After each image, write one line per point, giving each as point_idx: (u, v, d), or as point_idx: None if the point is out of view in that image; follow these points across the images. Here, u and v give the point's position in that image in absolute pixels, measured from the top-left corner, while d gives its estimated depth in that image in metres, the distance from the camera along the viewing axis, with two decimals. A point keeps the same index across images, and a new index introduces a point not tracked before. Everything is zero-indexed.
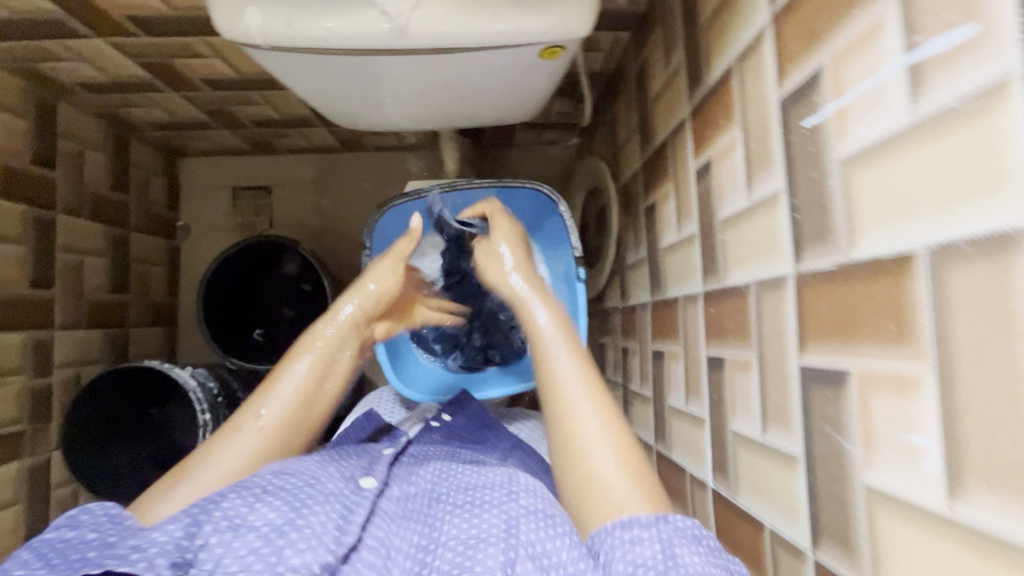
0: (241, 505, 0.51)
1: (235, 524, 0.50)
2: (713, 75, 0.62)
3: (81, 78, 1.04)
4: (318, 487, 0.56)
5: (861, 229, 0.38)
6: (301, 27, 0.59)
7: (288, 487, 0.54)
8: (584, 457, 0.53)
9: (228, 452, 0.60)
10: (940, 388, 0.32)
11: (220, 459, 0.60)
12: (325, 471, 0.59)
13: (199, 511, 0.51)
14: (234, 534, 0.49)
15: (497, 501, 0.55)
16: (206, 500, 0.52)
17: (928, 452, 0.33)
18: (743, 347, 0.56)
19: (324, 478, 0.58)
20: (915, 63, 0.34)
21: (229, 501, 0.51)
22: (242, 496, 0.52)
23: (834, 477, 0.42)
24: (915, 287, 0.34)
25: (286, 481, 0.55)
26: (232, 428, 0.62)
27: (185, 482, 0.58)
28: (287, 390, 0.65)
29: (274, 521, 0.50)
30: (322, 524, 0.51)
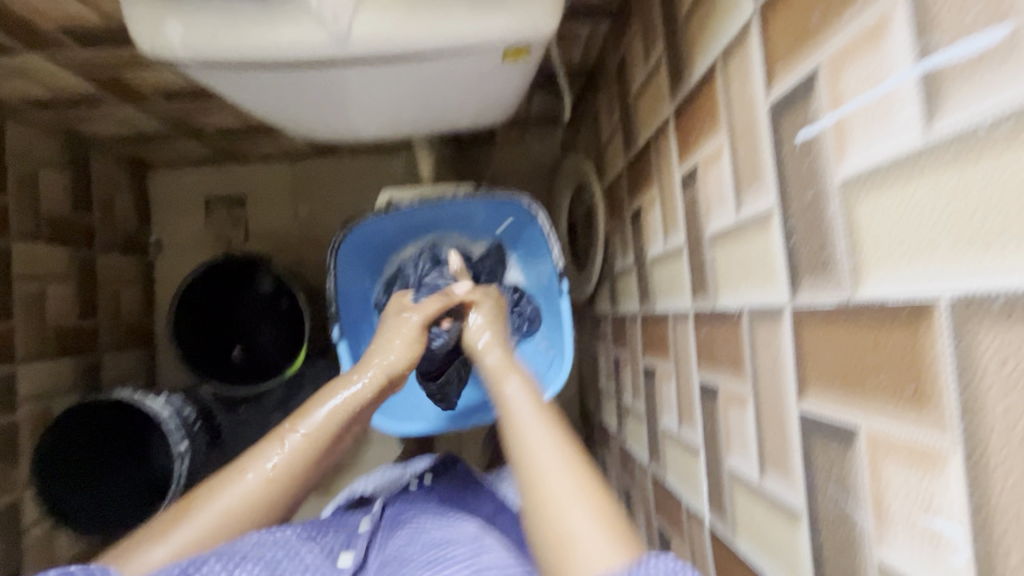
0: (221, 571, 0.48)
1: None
2: (695, 72, 0.56)
3: (25, 95, 0.97)
4: (296, 559, 0.53)
5: (867, 267, 0.33)
6: (230, 40, 0.52)
7: (269, 555, 0.52)
8: (560, 528, 0.46)
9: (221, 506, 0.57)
10: (971, 472, 0.26)
11: (204, 518, 0.56)
12: (303, 549, 0.55)
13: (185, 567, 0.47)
14: None
15: (463, 556, 0.50)
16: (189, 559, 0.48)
17: (954, 543, 0.28)
18: (737, 379, 0.51)
19: (303, 551, 0.55)
20: (928, 74, 0.28)
21: (212, 564, 0.48)
22: (224, 560, 0.49)
23: (843, 546, 0.36)
24: (935, 345, 0.28)
25: (265, 550, 0.52)
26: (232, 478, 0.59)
27: (179, 531, 0.55)
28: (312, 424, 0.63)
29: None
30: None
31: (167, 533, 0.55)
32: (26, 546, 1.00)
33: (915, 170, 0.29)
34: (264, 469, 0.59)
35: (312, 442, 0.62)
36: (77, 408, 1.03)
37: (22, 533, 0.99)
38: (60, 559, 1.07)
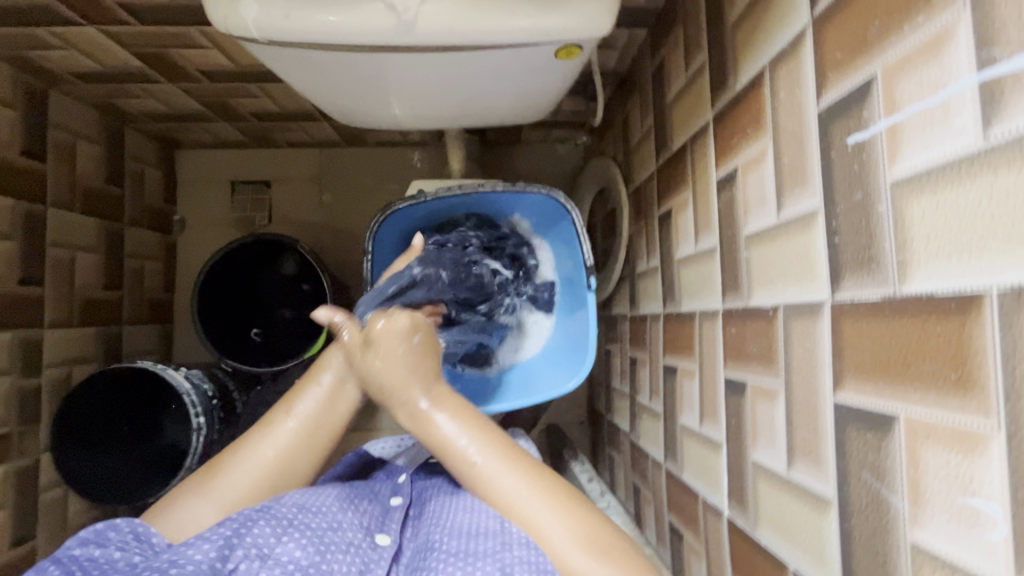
0: (270, 534, 0.51)
1: (264, 553, 0.49)
2: (741, 79, 0.58)
3: (73, 67, 0.99)
4: (338, 532, 0.54)
5: (914, 263, 0.35)
6: (299, 22, 0.55)
7: (314, 523, 0.54)
8: (541, 539, 0.52)
9: (223, 494, 0.58)
10: (1010, 452, 0.28)
11: (224, 496, 0.58)
12: (343, 522, 0.56)
13: (231, 533, 0.50)
14: (264, 563, 0.48)
15: (490, 551, 0.50)
16: (237, 522, 0.51)
17: (992, 520, 0.29)
18: (767, 373, 0.53)
19: (344, 522, 0.56)
20: (989, 83, 0.30)
21: (259, 529, 0.51)
22: (272, 525, 0.52)
23: (873, 529, 0.38)
24: (980, 335, 0.30)
25: (309, 517, 0.54)
26: (241, 457, 0.60)
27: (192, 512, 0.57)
28: (291, 432, 0.61)
29: (300, 559, 0.50)
30: (341, 573, 0.50)
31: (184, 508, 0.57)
32: (40, 508, 1.01)
33: (969, 172, 0.31)
34: (274, 451, 0.60)
35: (302, 434, 0.61)
36: (100, 376, 1.04)
37: (38, 496, 1.01)
38: (71, 525, 1.08)
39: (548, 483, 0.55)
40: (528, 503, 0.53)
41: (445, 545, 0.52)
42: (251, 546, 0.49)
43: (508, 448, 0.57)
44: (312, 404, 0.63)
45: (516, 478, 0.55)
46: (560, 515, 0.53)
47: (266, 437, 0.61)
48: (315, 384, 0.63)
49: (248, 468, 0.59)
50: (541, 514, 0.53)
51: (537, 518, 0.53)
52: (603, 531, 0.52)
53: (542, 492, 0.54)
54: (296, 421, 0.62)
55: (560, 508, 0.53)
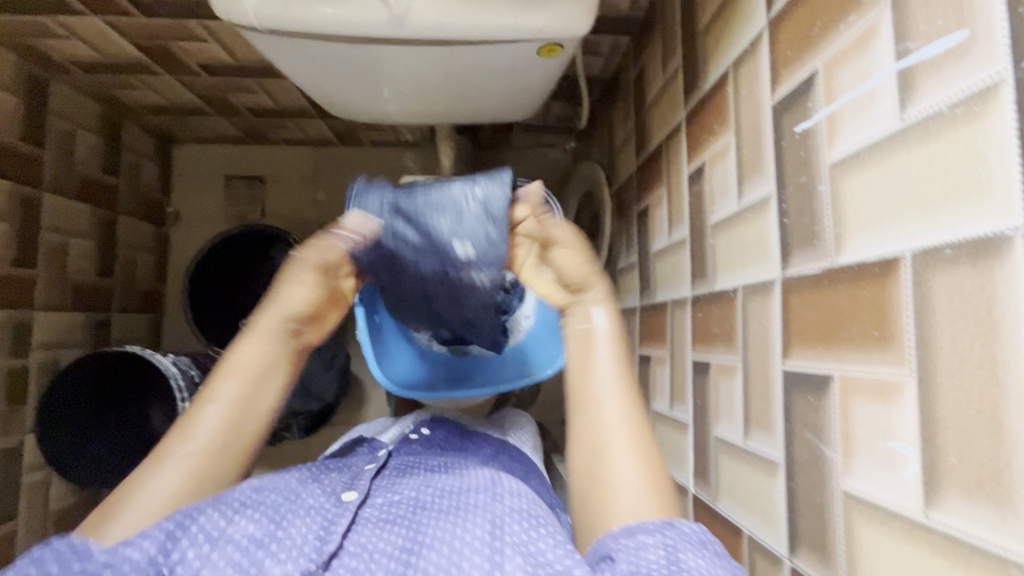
0: (219, 518, 0.47)
1: (213, 537, 0.46)
2: (710, 79, 0.62)
3: (75, 56, 1.02)
4: (297, 501, 0.52)
5: (848, 235, 0.39)
6: (296, 12, 0.58)
7: (269, 499, 0.51)
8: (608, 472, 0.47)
9: (147, 496, 0.49)
10: (920, 395, 0.32)
11: (139, 509, 0.49)
12: (302, 493, 0.54)
13: (175, 526, 0.46)
14: (213, 547, 0.46)
15: (482, 503, 0.52)
16: (182, 511, 0.47)
17: (906, 459, 0.33)
18: (728, 352, 0.56)
19: (305, 493, 0.54)
20: (905, 70, 0.34)
21: (206, 516, 0.47)
22: (220, 510, 0.48)
23: (813, 483, 0.41)
24: (897, 294, 0.34)
25: (263, 494, 0.51)
26: (152, 467, 0.51)
27: (110, 531, 0.47)
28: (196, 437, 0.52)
29: (253, 533, 0.47)
30: (302, 536, 0.48)
31: (101, 528, 0.47)
32: (22, 489, 1.02)
33: (891, 150, 0.35)
34: (200, 440, 0.52)
35: (231, 409, 0.54)
36: (88, 359, 1.04)
37: (20, 477, 1.01)
38: (52, 509, 1.08)
39: (628, 385, 0.52)
40: (607, 397, 0.50)
41: (434, 505, 0.53)
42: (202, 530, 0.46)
43: (621, 360, 0.53)
44: (242, 375, 0.55)
45: (613, 388, 0.51)
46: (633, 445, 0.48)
47: (189, 422, 0.53)
48: (236, 358, 0.56)
49: (176, 465, 0.51)
50: (620, 449, 0.48)
51: (614, 444, 0.48)
52: (651, 451, 0.48)
53: (619, 424, 0.49)
54: (229, 390, 0.55)
55: (626, 411, 0.50)
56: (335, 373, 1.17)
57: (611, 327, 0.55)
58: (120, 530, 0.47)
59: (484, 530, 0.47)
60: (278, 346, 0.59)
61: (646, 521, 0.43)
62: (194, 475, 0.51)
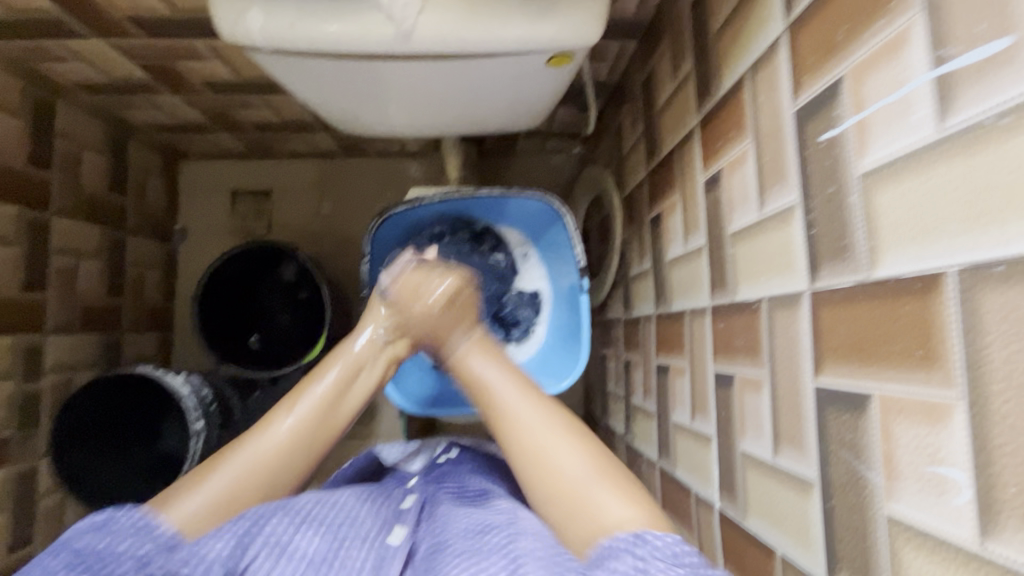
0: (287, 527, 0.51)
1: (280, 544, 0.50)
2: (724, 85, 0.61)
3: (79, 78, 1.02)
4: (355, 525, 0.54)
5: (883, 248, 0.37)
6: (302, 32, 0.57)
7: (331, 517, 0.54)
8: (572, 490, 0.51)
9: (205, 493, 0.56)
10: (972, 419, 0.30)
11: (241, 462, 0.58)
12: (360, 514, 0.56)
13: (250, 526, 0.50)
14: (279, 559, 0.49)
15: (499, 544, 0.47)
16: (254, 516, 0.51)
17: (958, 486, 0.31)
18: (753, 365, 0.55)
19: (362, 515, 0.56)
20: (942, 78, 0.32)
21: (275, 523, 0.51)
22: (288, 518, 0.52)
23: (853, 506, 0.40)
24: (942, 311, 0.32)
25: (325, 511, 0.54)
26: (258, 434, 0.60)
27: (210, 482, 0.56)
28: (270, 444, 0.60)
29: (313, 553, 0.50)
30: (361, 561, 0.51)
31: (202, 482, 0.57)
32: (38, 513, 1.01)
33: (928, 160, 0.33)
34: (297, 417, 0.62)
35: (331, 398, 0.65)
36: (102, 380, 1.04)
37: (36, 502, 1.01)
38: None
39: (592, 445, 0.55)
40: (547, 437, 0.55)
41: (453, 545, 0.49)
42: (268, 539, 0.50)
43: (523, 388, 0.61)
44: (330, 384, 0.66)
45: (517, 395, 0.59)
46: (577, 451, 0.54)
47: (292, 403, 0.63)
48: (317, 384, 0.65)
49: (277, 433, 0.61)
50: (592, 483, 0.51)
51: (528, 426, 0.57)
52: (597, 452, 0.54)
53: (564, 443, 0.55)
54: (327, 386, 0.66)
55: (568, 437, 0.55)
56: None
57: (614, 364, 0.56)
58: (215, 488, 0.56)
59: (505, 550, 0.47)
60: (369, 368, 0.69)
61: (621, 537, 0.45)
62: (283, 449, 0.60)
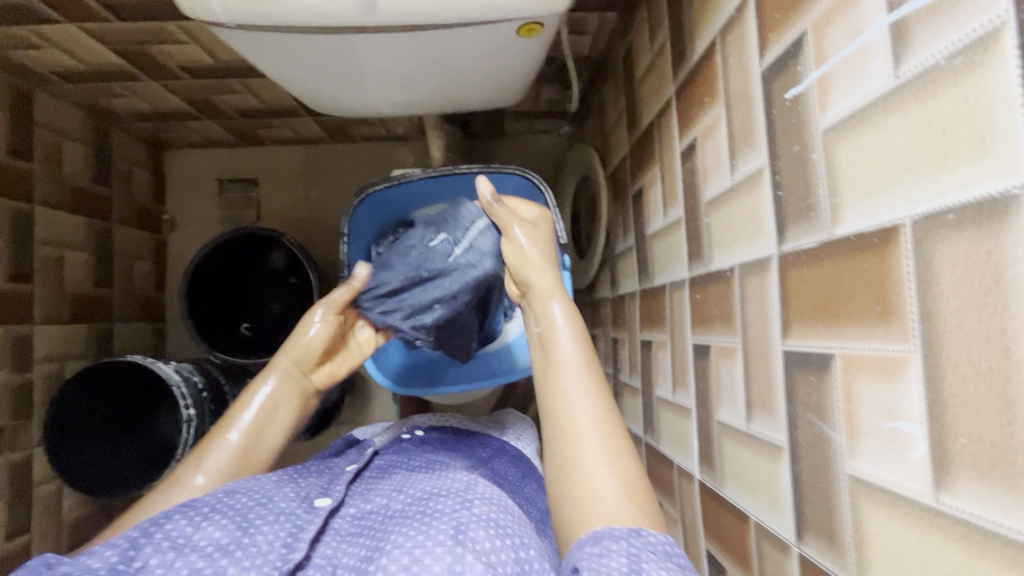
0: (186, 525, 0.47)
1: (178, 544, 0.46)
2: (697, 50, 0.60)
3: (56, 66, 1.01)
4: (268, 505, 0.52)
5: (845, 205, 0.36)
6: (263, 4, 0.56)
7: (238, 504, 0.51)
8: (586, 488, 0.47)
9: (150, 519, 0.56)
10: (926, 370, 0.30)
11: (148, 528, 0.56)
12: (274, 496, 0.54)
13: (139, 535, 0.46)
14: (177, 553, 0.45)
15: (449, 509, 0.48)
16: (149, 522, 0.48)
17: (913, 440, 0.31)
18: (728, 333, 0.54)
19: (276, 497, 0.54)
20: (899, 22, 0.31)
21: (174, 522, 0.48)
22: (187, 517, 0.48)
23: (818, 467, 0.40)
24: (898, 264, 0.32)
25: (235, 499, 0.52)
26: (196, 458, 0.61)
27: (114, 542, 0.55)
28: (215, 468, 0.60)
29: (219, 539, 0.46)
30: (270, 539, 0.48)
31: (111, 535, 0.55)
32: (34, 502, 1.03)
33: (886, 109, 0.32)
34: (210, 474, 0.59)
35: (249, 439, 0.63)
36: (98, 365, 1.05)
37: (31, 490, 1.02)
38: (66, 520, 1.09)
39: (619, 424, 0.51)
40: (586, 423, 0.50)
41: (403, 512, 0.51)
42: (166, 538, 0.46)
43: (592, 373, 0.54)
44: (253, 414, 0.64)
45: (580, 385, 0.52)
46: (610, 459, 0.48)
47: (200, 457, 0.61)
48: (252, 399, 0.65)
49: (186, 490, 0.58)
50: (598, 467, 0.48)
51: (580, 428, 0.50)
52: (626, 454, 0.49)
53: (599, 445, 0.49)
54: (238, 433, 0.62)
55: (601, 420, 0.50)
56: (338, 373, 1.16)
57: (566, 322, 0.57)
58: (129, 537, 0.55)
59: (447, 530, 0.45)
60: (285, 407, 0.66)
61: (613, 529, 0.43)
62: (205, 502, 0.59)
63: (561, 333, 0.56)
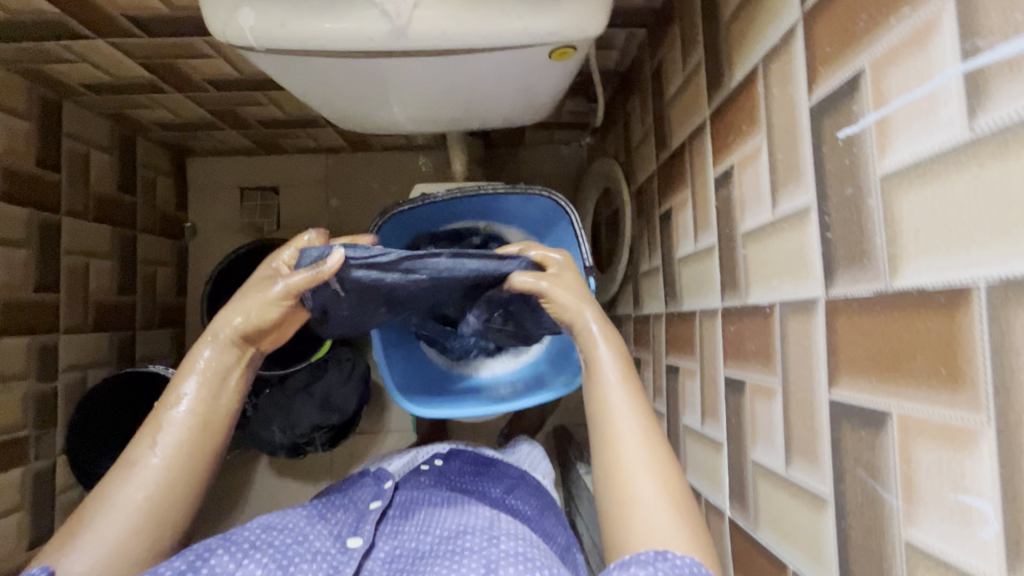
0: (229, 561, 0.49)
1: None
2: (736, 76, 0.58)
3: (84, 79, 1.02)
4: (304, 544, 0.54)
5: (905, 257, 0.34)
6: (294, 30, 0.56)
7: (276, 542, 0.53)
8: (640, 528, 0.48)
9: (120, 510, 0.53)
10: (1001, 447, 0.28)
11: (114, 522, 0.52)
12: (309, 535, 0.55)
13: (193, 560, 0.48)
14: None
15: (477, 547, 0.50)
16: (196, 551, 0.50)
17: (984, 517, 0.29)
18: (765, 372, 0.52)
19: (310, 534, 0.56)
20: (975, 72, 0.29)
21: (218, 556, 0.49)
22: (230, 552, 0.50)
23: (869, 527, 0.38)
24: (969, 328, 0.30)
25: (271, 536, 0.53)
26: (126, 469, 0.55)
27: (84, 540, 0.51)
28: (174, 443, 0.56)
29: None
30: None
31: (73, 540, 0.51)
32: (57, 509, 1.04)
33: (958, 163, 0.30)
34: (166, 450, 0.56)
35: (200, 411, 0.58)
36: (124, 374, 1.06)
37: (54, 497, 1.03)
38: None
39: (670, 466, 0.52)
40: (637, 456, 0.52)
41: (433, 552, 0.52)
42: (211, 572, 0.48)
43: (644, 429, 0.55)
44: (196, 389, 0.59)
45: (630, 413, 0.55)
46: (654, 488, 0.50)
47: (152, 442, 0.56)
48: (192, 370, 0.59)
49: (147, 468, 0.55)
50: (652, 506, 0.49)
51: (628, 451, 0.53)
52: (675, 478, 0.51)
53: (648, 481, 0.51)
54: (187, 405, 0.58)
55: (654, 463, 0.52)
56: (356, 385, 1.15)
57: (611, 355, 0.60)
58: (98, 539, 0.51)
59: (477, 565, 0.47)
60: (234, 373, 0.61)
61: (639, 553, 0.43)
62: (168, 478, 0.55)
63: (605, 363, 0.60)
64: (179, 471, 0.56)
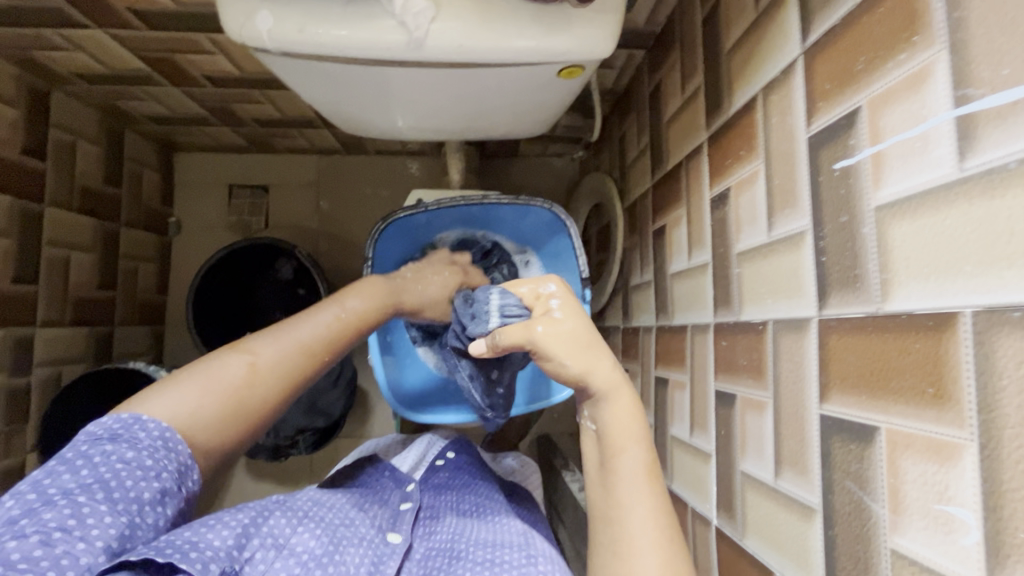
0: (284, 527, 0.51)
1: (279, 543, 0.49)
2: (735, 103, 0.61)
3: (77, 68, 1.00)
4: (351, 528, 0.54)
5: (896, 283, 0.37)
6: (312, 35, 0.56)
7: (327, 518, 0.54)
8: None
9: (224, 376, 0.54)
10: (983, 462, 0.31)
11: (224, 381, 0.54)
12: (356, 521, 0.56)
13: (248, 524, 0.49)
14: (278, 554, 0.48)
15: (517, 563, 0.50)
16: (252, 514, 0.50)
17: (965, 526, 0.32)
18: (757, 387, 0.55)
19: (357, 520, 0.56)
20: (966, 117, 0.32)
21: (273, 523, 0.50)
22: (286, 518, 0.52)
23: (856, 535, 0.40)
24: (955, 352, 0.32)
25: (321, 513, 0.54)
26: (242, 356, 0.56)
27: (195, 388, 0.53)
28: (310, 334, 0.60)
29: (315, 549, 0.49)
30: (354, 565, 0.50)
31: (184, 384, 0.53)
32: None
33: (948, 199, 0.33)
34: (279, 350, 0.58)
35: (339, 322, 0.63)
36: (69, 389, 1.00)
37: None
38: None
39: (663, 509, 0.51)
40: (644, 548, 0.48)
41: (471, 555, 0.53)
42: (265, 538, 0.48)
43: (650, 467, 0.52)
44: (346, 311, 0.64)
45: (642, 500, 0.50)
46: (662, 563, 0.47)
47: (302, 322, 0.61)
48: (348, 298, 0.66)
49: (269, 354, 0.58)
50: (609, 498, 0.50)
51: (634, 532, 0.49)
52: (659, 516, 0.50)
53: (633, 479, 0.52)
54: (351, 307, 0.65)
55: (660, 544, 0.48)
56: (342, 389, 1.14)
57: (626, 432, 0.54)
58: (197, 394, 0.53)
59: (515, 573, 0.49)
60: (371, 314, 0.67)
61: None
62: (303, 352, 0.59)
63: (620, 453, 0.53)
64: (295, 371, 0.58)
